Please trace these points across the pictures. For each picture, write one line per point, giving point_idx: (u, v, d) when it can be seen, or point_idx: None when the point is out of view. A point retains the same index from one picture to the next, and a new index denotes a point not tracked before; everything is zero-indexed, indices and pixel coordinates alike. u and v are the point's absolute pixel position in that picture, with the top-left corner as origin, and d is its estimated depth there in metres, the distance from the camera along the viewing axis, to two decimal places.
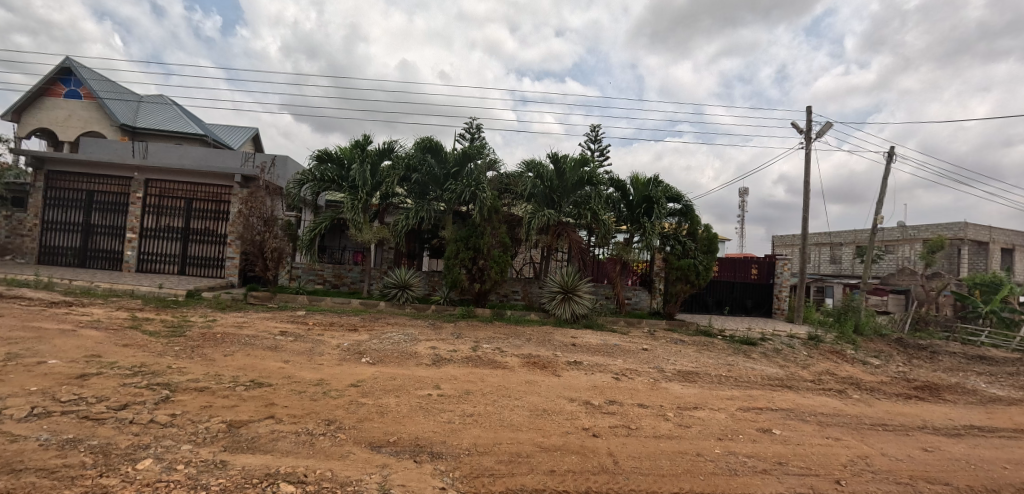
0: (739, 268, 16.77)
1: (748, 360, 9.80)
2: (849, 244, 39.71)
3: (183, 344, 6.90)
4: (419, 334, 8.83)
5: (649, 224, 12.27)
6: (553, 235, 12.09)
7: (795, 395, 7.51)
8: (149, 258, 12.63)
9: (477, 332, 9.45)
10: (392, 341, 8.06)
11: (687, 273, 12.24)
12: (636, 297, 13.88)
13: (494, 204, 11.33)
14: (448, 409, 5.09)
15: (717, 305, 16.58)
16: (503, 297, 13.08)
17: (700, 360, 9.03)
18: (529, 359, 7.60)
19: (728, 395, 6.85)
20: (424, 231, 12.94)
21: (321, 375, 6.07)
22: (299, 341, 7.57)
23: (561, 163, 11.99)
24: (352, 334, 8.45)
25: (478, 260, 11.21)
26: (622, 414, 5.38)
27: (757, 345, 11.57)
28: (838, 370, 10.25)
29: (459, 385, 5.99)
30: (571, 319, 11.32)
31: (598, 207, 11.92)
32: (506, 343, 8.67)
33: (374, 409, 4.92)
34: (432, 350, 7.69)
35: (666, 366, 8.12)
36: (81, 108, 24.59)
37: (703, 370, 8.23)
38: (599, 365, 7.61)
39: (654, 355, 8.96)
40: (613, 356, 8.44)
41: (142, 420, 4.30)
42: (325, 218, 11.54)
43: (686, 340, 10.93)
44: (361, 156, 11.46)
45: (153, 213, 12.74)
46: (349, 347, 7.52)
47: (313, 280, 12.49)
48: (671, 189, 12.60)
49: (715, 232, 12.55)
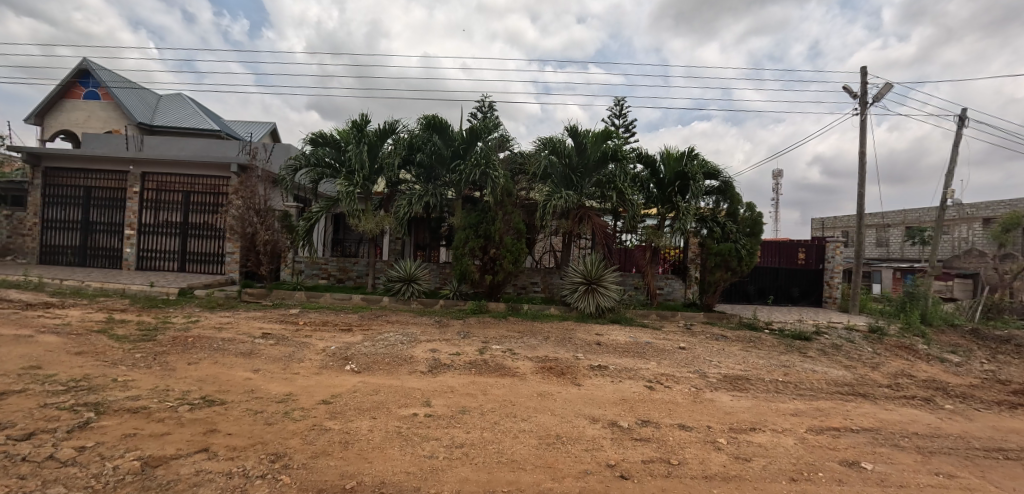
0: (784, 253, 15.05)
1: (805, 360, 8.28)
2: (897, 225, 36.56)
3: (147, 351, 6.08)
4: (419, 334, 7.76)
5: (683, 205, 10.80)
6: (574, 220, 10.81)
7: (874, 407, 6.03)
8: (149, 256, 12.10)
9: (487, 331, 8.31)
10: (386, 343, 7.00)
11: (728, 259, 10.69)
12: (669, 286, 12.26)
13: (509, 187, 10.04)
14: (432, 437, 3.96)
15: (759, 295, 14.90)
16: (520, 290, 11.89)
17: (748, 361, 7.61)
18: (544, 364, 6.38)
19: (791, 410, 5.46)
20: (434, 220, 11.82)
21: (290, 388, 5.07)
22: (280, 345, 6.64)
23: (581, 138, 10.62)
24: (344, 336, 7.45)
25: (489, 249, 9.96)
26: (659, 442, 4.13)
27: (813, 340, 9.98)
28: (916, 371, 8.58)
29: (454, 400, 4.85)
30: (596, 313, 10.08)
31: (625, 187, 10.49)
32: (519, 343, 7.49)
33: (337, 438, 3.85)
34: (431, 354, 6.60)
35: (709, 371, 6.76)
36: (100, 108, 24.79)
37: (754, 375, 6.82)
38: (628, 370, 6.34)
39: (693, 355, 7.58)
40: (644, 357, 7.13)
41: (39, 458, 3.36)
42: (322, 207, 10.55)
43: (730, 335, 9.46)
44: (358, 136, 10.36)
45: (151, 208, 12.17)
46: (336, 352, 6.51)
47: (316, 275, 11.63)
48: (709, 165, 11.03)
49: (760, 211, 10.96)
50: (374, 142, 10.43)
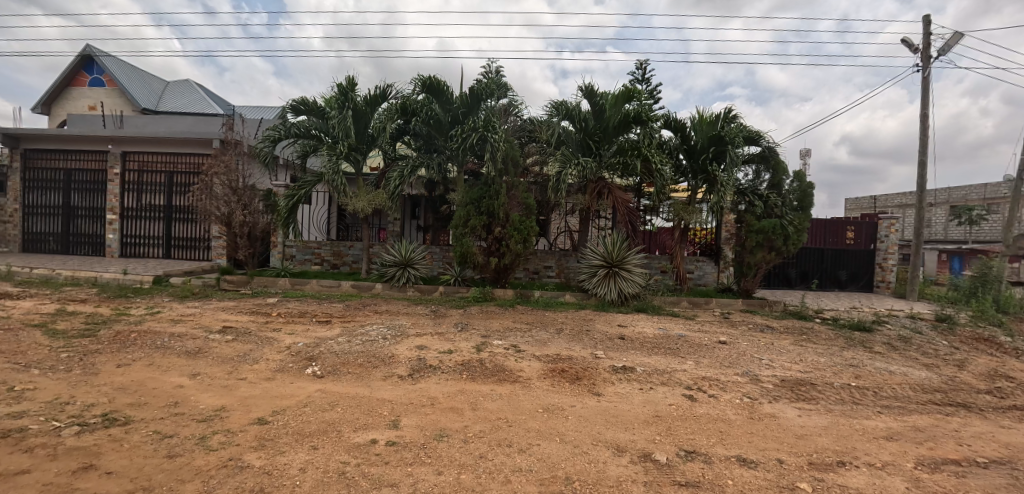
0: (832, 232, 13.25)
1: (874, 357, 6.79)
2: (942, 204, 33.67)
3: (77, 350, 5.13)
4: (409, 325, 6.52)
5: (719, 175, 9.28)
6: (592, 195, 9.43)
7: (987, 425, 4.55)
8: (133, 242, 11.28)
9: (491, 321, 6.97)
10: (364, 339, 5.73)
11: (773, 237, 9.17)
12: (700, 269, 10.78)
13: (514, 155, 8.63)
14: (387, 482, 2.75)
15: (803, 279, 13.16)
16: (532, 275, 10.47)
17: (806, 360, 6.20)
18: (554, 365, 5.08)
19: (882, 432, 4.08)
20: (434, 198, 10.45)
21: (227, 400, 3.98)
22: (237, 341, 5.57)
23: (598, 100, 9.14)
24: (319, 329, 6.25)
25: (493, 228, 8.57)
26: (714, 489, 2.84)
27: (875, 332, 8.44)
28: (1014, 371, 6.94)
29: (431, 420, 3.65)
30: (618, 301, 8.75)
31: (651, 153, 8.99)
32: (525, 338, 6.16)
33: (250, 485, 2.68)
34: (416, 353, 5.32)
35: (761, 374, 5.39)
36: (106, 96, 24.34)
37: (819, 379, 5.42)
38: (661, 374, 5.02)
39: (737, 353, 6.18)
40: (679, 356, 5.76)
41: None
42: (308, 184, 9.28)
43: (776, 326, 8.04)
44: (342, 99, 8.84)
45: (134, 191, 11.29)
46: (301, 350, 5.34)
47: (308, 261, 10.37)
48: (750, 128, 9.43)
49: (810, 181, 9.38)
50: (362, 107, 8.93)
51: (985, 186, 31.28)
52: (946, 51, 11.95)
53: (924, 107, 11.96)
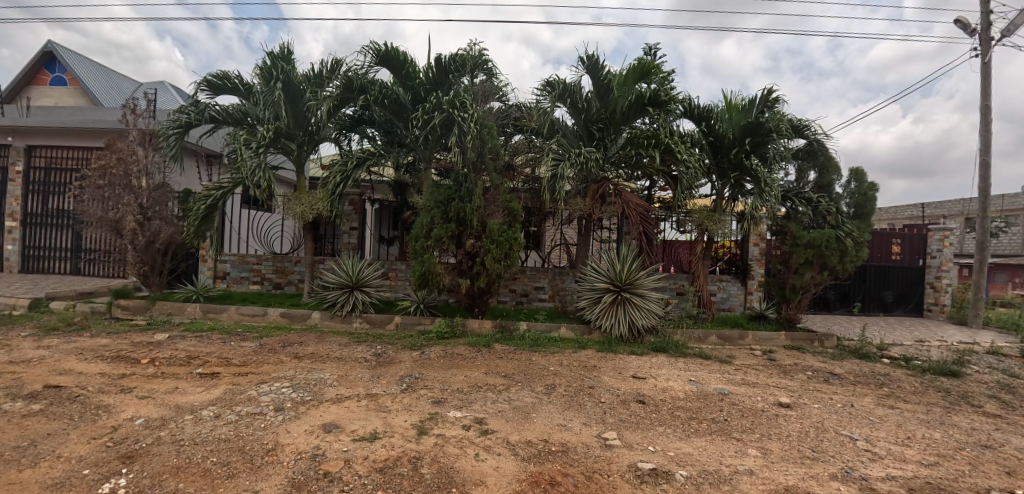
0: (875, 246, 11.32)
1: (1002, 426, 4.71)
2: None
3: None
4: (330, 382, 4.44)
5: (758, 173, 7.30)
6: (594, 198, 7.48)
7: None
8: (36, 255, 9.27)
9: (452, 372, 4.90)
10: (245, 413, 3.66)
11: (826, 254, 7.19)
12: (724, 291, 8.73)
13: (494, 143, 6.64)
14: None
15: (842, 302, 11.17)
16: (520, 299, 8.40)
17: (918, 439, 4.12)
18: (537, 469, 3.02)
19: None
20: (398, 203, 8.44)
21: None
22: (43, 418, 3.56)
23: (604, 75, 7.19)
24: (193, 388, 4.20)
25: (465, 239, 6.58)
26: None
27: (969, 379, 6.35)
28: None
29: None
30: (628, 335, 6.73)
31: (674, 144, 6.97)
32: (499, 404, 4.10)
33: None
34: (316, 443, 3.26)
35: (872, 476, 3.32)
36: (67, 95, 22.16)
37: (967, 484, 3.34)
38: (716, 485, 2.97)
39: (815, 427, 4.14)
40: (733, 440, 3.70)
41: None
42: (231, 183, 7.24)
43: (843, 375, 5.99)
44: (271, 72, 6.87)
45: (39, 192, 9.33)
46: (129, 439, 3.28)
47: (244, 279, 8.30)
48: (794, 115, 7.57)
49: (871, 182, 7.55)
50: (298, 83, 6.98)
51: (1002, 197, 29.57)
52: (1010, 32, 10.02)
53: (985, 98, 10.04)
